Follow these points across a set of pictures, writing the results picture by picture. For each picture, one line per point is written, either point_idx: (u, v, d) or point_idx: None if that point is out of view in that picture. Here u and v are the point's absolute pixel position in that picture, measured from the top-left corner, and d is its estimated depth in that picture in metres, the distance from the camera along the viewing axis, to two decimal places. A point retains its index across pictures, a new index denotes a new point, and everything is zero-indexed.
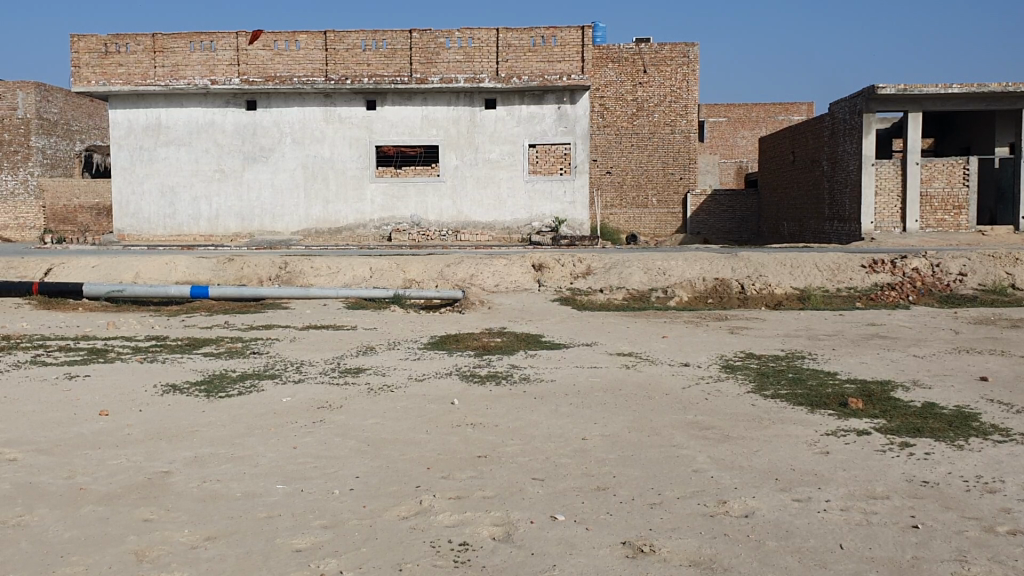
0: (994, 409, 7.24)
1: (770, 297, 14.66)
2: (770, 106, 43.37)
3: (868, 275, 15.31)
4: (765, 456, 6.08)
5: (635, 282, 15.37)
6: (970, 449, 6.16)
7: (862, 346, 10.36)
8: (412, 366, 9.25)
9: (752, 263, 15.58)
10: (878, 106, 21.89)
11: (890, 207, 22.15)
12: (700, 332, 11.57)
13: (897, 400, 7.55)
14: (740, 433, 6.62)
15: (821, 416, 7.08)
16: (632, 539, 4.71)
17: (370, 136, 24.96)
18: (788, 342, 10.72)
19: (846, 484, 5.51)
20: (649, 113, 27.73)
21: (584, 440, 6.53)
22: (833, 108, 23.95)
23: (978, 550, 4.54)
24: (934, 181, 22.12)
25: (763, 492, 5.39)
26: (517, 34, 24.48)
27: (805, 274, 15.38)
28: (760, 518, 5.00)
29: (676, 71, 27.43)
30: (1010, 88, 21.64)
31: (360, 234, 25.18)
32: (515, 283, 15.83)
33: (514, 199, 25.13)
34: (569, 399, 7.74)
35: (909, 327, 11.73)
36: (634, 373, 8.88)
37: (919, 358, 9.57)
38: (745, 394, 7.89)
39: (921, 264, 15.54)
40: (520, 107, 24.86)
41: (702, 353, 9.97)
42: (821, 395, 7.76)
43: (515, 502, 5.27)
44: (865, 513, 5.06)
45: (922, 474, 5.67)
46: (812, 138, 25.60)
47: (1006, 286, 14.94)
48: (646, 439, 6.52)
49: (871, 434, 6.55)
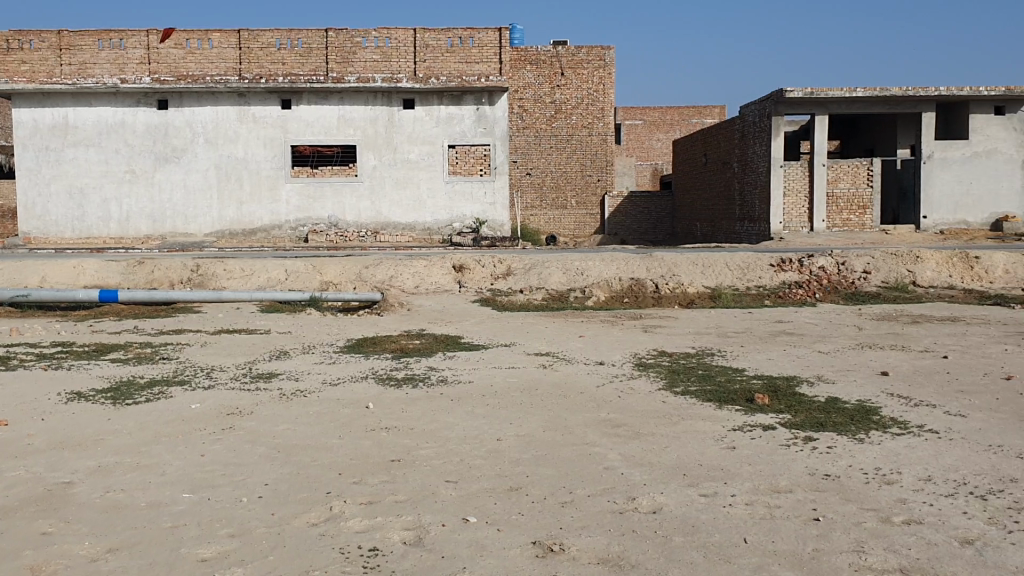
0: (893, 403, 7.50)
1: (683, 296, 14.86)
2: (684, 109, 44.29)
3: (776, 274, 15.67)
4: (674, 452, 6.18)
5: (554, 283, 15.47)
6: (869, 442, 6.37)
7: (771, 343, 10.61)
8: (326, 369, 9.16)
9: (666, 263, 15.85)
10: (786, 109, 22.50)
11: (798, 208, 22.80)
12: (616, 331, 11.67)
13: (801, 395, 7.76)
14: (651, 430, 6.72)
15: (729, 412, 7.23)
16: (543, 539, 4.73)
17: (285, 136, 24.57)
18: (700, 339, 10.94)
19: (751, 479, 5.64)
20: (568, 116, 27.98)
21: (499, 441, 6.55)
22: (744, 111, 24.50)
23: (875, 541, 4.69)
24: (840, 182, 22.84)
25: (672, 488, 5.47)
26: (434, 35, 24.59)
27: (717, 273, 15.70)
28: (668, 514, 5.09)
29: (593, 74, 27.84)
30: (910, 92, 22.40)
31: (275, 236, 24.80)
32: (435, 284, 15.75)
33: (434, 201, 25.04)
34: (485, 401, 7.74)
35: (815, 325, 12.04)
36: (550, 373, 8.94)
37: (824, 354, 9.84)
38: (657, 392, 8.00)
39: (827, 263, 15.93)
40: (438, 107, 24.81)
41: (617, 352, 10.06)
42: (729, 391, 7.93)
43: (427, 505, 5.24)
44: (768, 507, 5.18)
45: (824, 467, 5.84)
46: (725, 140, 26.16)
47: (907, 283, 15.47)
48: (560, 439, 6.56)
49: (776, 429, 6.71)
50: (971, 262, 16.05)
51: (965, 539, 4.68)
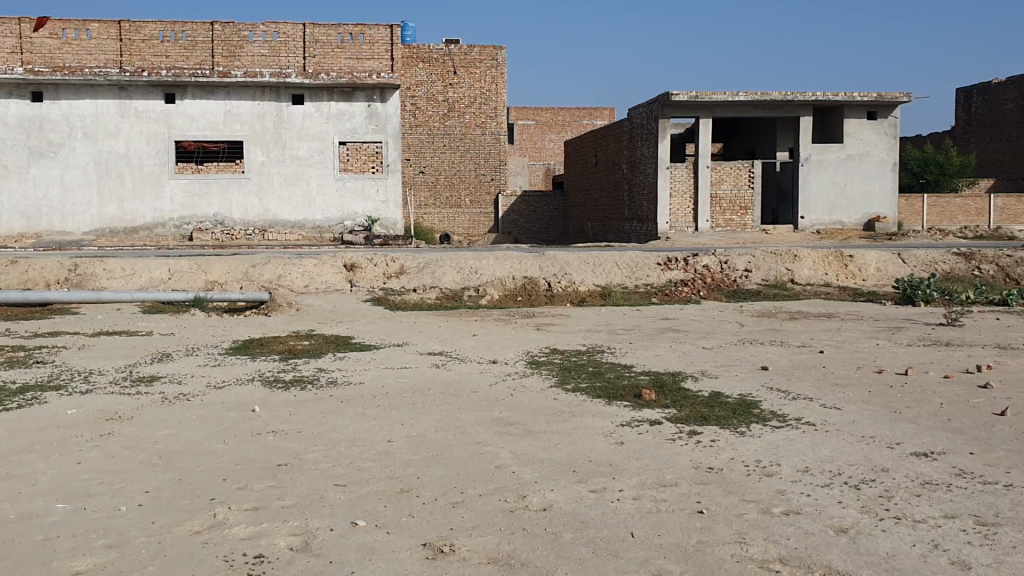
0: (772, 396, 7.76)
1: (575, 294, 15.04)
2: (575, 110, 44.96)
3: (663, 272, 16.03)
4: (564, 449, 6.25)
5: (447, 282, 15.45)
6: (750, 435, 6.57)
7: (658, 340, 10.84)
8: (212, 372, 8.92)
9: (558, 262, 16.02)
10: (672, 111, 23.07)
11: (683, 208, 23.47)
12: (507, 329, 11.72)
13: (686, 391, 7.95)
14: (541, 428, 6.78)
15: (617, 408, 7.36)
16: (432, 541, 4.72)
17: (169, 131, 23.79)
18: (590, 337, 11.10)
19: (638, 473, 5.75)
20: (461, 114, 28.01)
21: (390, 442, 6.49)
22: (632, 114, 25.02)
23: (756, 531, 4.84)
24: (723, 183, 23.53)
25: (561, 486, 5.53)
26: (324, 30, 24.43)
27: (607, 272, 15.95)
28: (557, 511, 5.14)
29: (485, 73, 27.93)
30: (789, 97, 23.24)
31: (158, 234, 23.98)
32: (326, 284, 15.52)
33: (324, 198, 24.68)
34: (376, 402, 7.67)
35: (700, 322, 12.37)
36: (441, 373, 8.92)
37: (708, 350, 10.12)
38: (548, 389, 8.07)
39: (711, 262, 16.40)
40: (329, 104, 24.48)
41: (509, 351, 10.10)
42: (618, 387, 8.07)
43: (315, 510, 5.16)
44: (654, 501, 5.28)
45: (708, 460, 6.00)
46: (614, 142, 26.63)
47: (786, 281, 16.06)
48: (451, 439, 6.55)
49: (662, 424, 6.85)
50: (845, 261, 16.76)
51: (840, 528, 4.88)
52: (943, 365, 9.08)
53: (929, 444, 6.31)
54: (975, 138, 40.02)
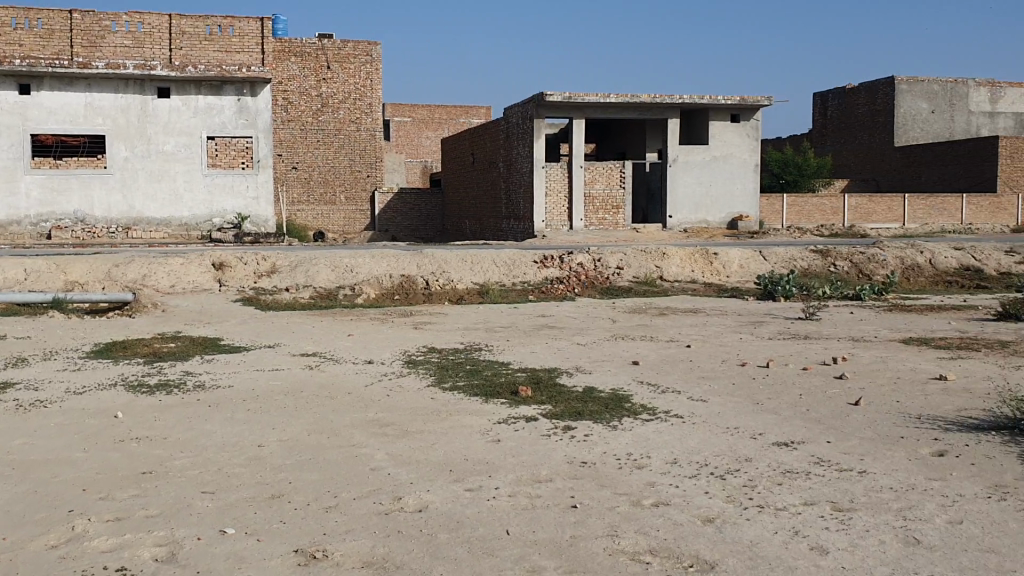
0: (643, 390, 7.96)
1: (453, 292, 15.05)
2: (451, 109, 45.14)
3: (539, 270, 16.23)
4: (440, 448, 6.24)
5: (322, 280, 15.20)
6: (623, 429, 6.72)
7: (534, 336, 10.95)
8: (70, 377, 8.50)
9: (435, 260, 16.00)
10: (546, 111, 23.40)
11: (558, 207, 23.83)
12: (383, 329, 11.62)
13: (561, 387, 8.06)
14: (417, 428, 6.74)
15: (494, 405, 7.40)
16: (305, 546, 4.63)
17: (24, 124, 22.51)
18: (467, 335, 11.12)
19: (514, 470, 5.79)
20: (334, 110, 28.47)
21: (261, 446, 6.34)
22: (508, 113, 25.24)
23: (627, 524, 4.95)
24: (596, 182, 23.96)
25: (437, 486, 5.52)
26: (191, 22, 24.17)
27: (484, 269, 16.01)
28: (433, 511, 5.13)
29: (359, 69, 28.46)
30: (658, 99, 23.88)
31: (13, 233, 22.71)
32: (193, 283, 15.02)
33: (192, 195, 23.86)
34: (247, 405, 7.48)
35: (575, 318, 12.59)
36: (316, 374, 8.77)
37: (582, 346, 10.29)
38: (424, 389, 8.04)
39: (585, 259, 16.68)
40: (196, 97, 23.67)
41: (385, 350, 10.01)
42: (494, 385, 8.11)
43: (182, 519, 4.99)
44: (529, 498, 5.34)
45: (581, 455, 6.10)
46: (490, 140, 26.80)
47: (656, 278, 16.50)
48: (326, 441, 6.45)
49: (538, 420, 6.93)
50: (711, 258, 17.34)
51: (707, 517, 5.04)
52: (802, 358, 9.50)
53: (789, 433, 6.59)
54: (830, 141, 42.06)
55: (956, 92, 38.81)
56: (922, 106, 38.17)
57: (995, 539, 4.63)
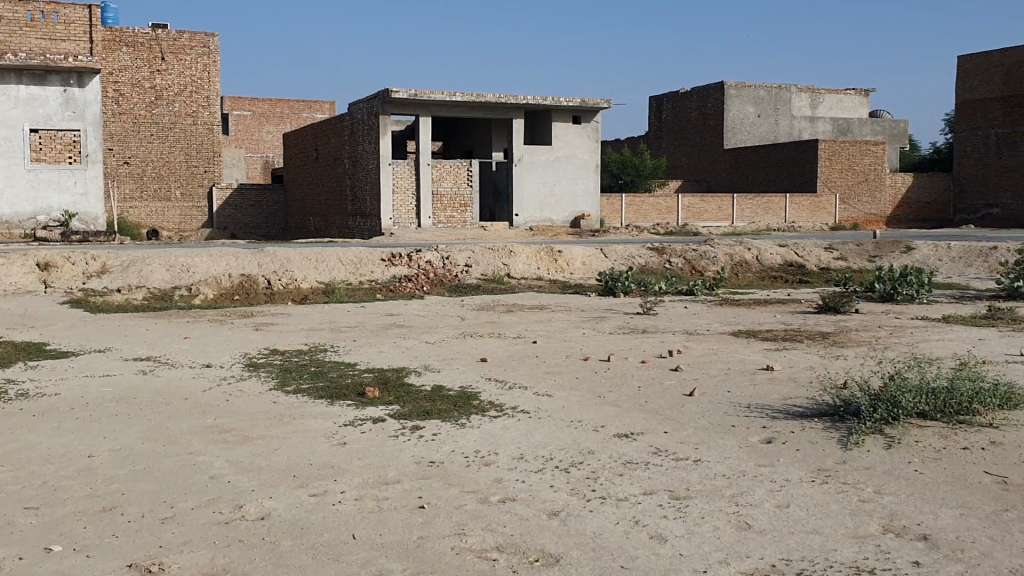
0: (491, 387, 8.04)
1: (297, 292, 14.78)
2: (294, 103, 44.20)
3: (387, 268, 16.11)
4: (283, 453, 6.10)
5: (157, 281, 14.56)
6: (470, 427, 6.75)
7: (381, 336, 10.86)
8: None
9: (278, 258, 15.64)
10: (392, 108, 23.30)
11: (405, 205, 23.72)
12: (224, 330, 11.25)
13: (409, 386, 8.03)
14: (259, 433, 6.57)
15: (340, 407, 7.29)
16: (140, 561, 4.43)
17: None
18: (312, 335, 10.92)
19: (360, 473, 5.74)
20: (169, 103, 27.80)
21: (92, 457, 6.02)
22: (352, 109, 24.98)
23: (474, 522, 4.98)
24: (443, 181, 24.00)
25: (280, 492, 5.39)
26: (10, 7, 22.93)
27: (329, 268, 15.77)
28: (276, 518, 5.01)
29: (196, 61, 27.88)
30: (503, 99, 24.17)
31: None
32: (15, 285, 14.10)
33: (13, 191, 22.26)
34: (76, 414, 7.08)
35: (422, 316, 12.57)
36: (152, 379, 8.41)
37: (430, 344, 10.30)
38: (267, 392, 7.84)
39: (433, 257, 16.68)
40: (17, 87, 22.27)
41: (225, 353, 9.69)
42: (340, 387, 8.00)
43: (3, 539, 4.67)
44: (375, 500, 5.29)
45: (429, 455, 6.10)
46: (334, 137, 26.45)
47: (503, 276, 16.66)
48: (162, 450, 6.19)
49: (385, 421, 6.88)
50: (555, 255, 17.67)
51: (552, 511, 5.14)
52: (641, 351, 9.82)
53: (630, 425, 6.80)
54: (665, 142, 43.64)
55: (780, 98, 41.05)
56: (749, 111, 40.11)
57: (818, 520, 4.93)
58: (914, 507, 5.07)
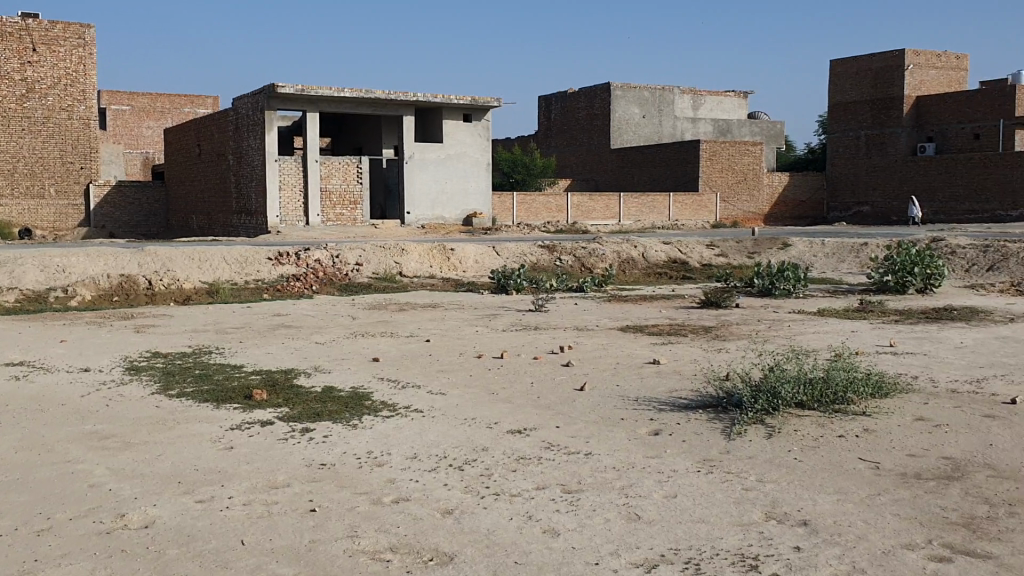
0: (383, 387, 7.98)
1: (179, 292, 14.37)
2: (175, 98, 42.89)
3: (274, 267, 15.80)
4: (168, 459, 5.92)
5: (30, 282, 13.90)
6: (362, 427, 6.69)
7: (269, 337, 10.64)
8: None
9: (159, 258, 15.16)
10: (278, 104, 22.90)
11: (293, 202, 23.34)
12: (102, 333, 10.83)
13: (299, 388, 7.90)
14: (141, 439, 6.36)
15: (226, 411, 7.12)
16: None
17: None
18: (196, 337, 10.61)
19: (249, 477, 5.62)
20: (42, 95, 27.29)
21: None
22: (237, 104, 24.44)
23: (367, 523, 4.94)
24: (332, 178, 23.69)
25: (164, 500, 5.23)
26: None
27: (213, 267, 15.38)
28: (160, 527, 4.86)
29: (70, 52, 27.53)
30: (392, 96, 24.02)
31: None
32: None
33: None
34: None
35: (311, 316, 12.37)
36: (25, 385, 8.03)
37: (320, 344, 10.15)
38: (150, 396, 7.59)
39: (322, 256, 16.44)
40: None
41: (104, 356, 9.34)
42: (226, 389, 7.81)
43: None
44: (264, 505, 5.19)
45: (320, 457, 6.01)
46: (218, 132, 25.82)
47: (395, 274, 16.54)
48: (37, 459, 5.92)
49: (274, 424, 6.75)
50: (447, 254, 17.66)
51: (446, 510, 5.14)
52: (533, 348, 9.91)
53: (522, 421, 6.86)
54: (555, 142, 44.13)
55: (663, 99, 42.09)
56: (634, 112, 41.03)
57: (704, 509, 5.09)
58: (794, 494, 5.28)
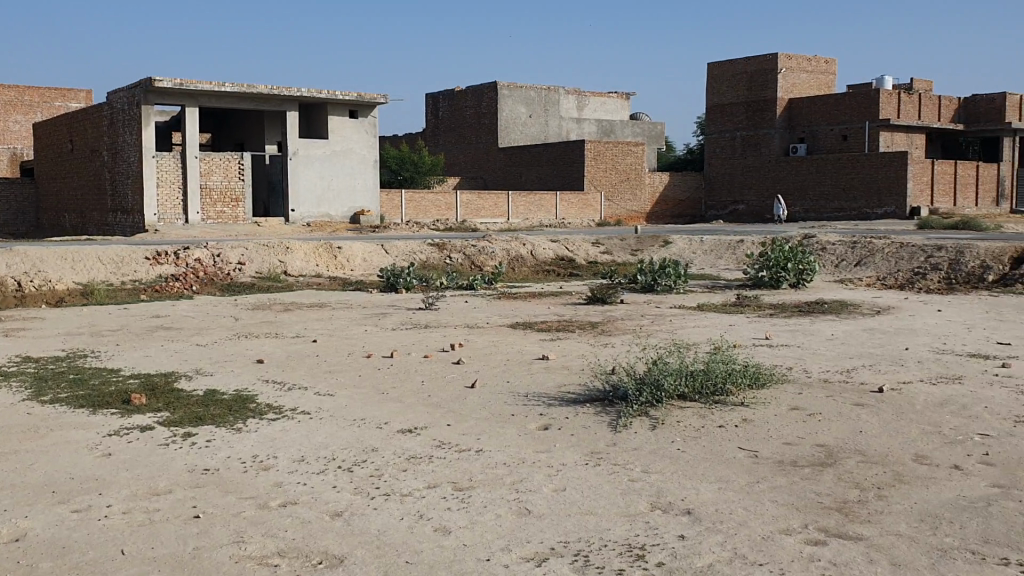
0: (268, 389, 7.85)
1: (50, 294, 13.77)
2: (44, 91, 41.08)
3: (151, 267, 15.32)
4: (40, 469, 5.68)
5: None
6: (247, 430, 6.57)
7: (147, 339, 10.31)
8: None
9: (28, 258, 14.49)
10: (155, 98, 22.23)
11: (171, 199, 22.67)
12: None
13: (179, 391, 7.69)
14: (11, 448, 6.08)
15: (103, 417, 6.87)
16: None
17: None
18: (69, 340, 10.19)
19: (128, 484, 5.45)
20: None
21: None
22: (111, 97, 23.60)
23: (254, 528, 4.87)
24: (213, 174, 23.09)
25: (37, 511, 5.02)
26: None
27: (87, 268, 14.80)
28: (33, 539, 4.67)
29: None
30: (275, 91, 23.62)
31: None
32: None
33: None
34: None
35: (192, 317, 12.05)
36: None
37: (201, 346, 9.90)
38: (19, 404, 7.26)
39: (203, 255, 16.03)
40: None
41: None
42: (103, 394, 7.54)
43: None
44: (145, 513, 5.04)
45: (203, 462, 5.88)
46: (91, 127, 24.86)
47: (280, 273, 16.24)
48: None
49: (154, 429, 6.56)
50: (333, 252, 17.45)
51: (335, 512, 5.10)
52: (422, 346, 9.90)
53: (411, 420, 6.86)
54: (442, 140, 44.10)
55: (549, 99, 42.59)
56: (521, 111, 41.39)
57: (592, 501, 5.20)
58: (678, 484, 5.45)
